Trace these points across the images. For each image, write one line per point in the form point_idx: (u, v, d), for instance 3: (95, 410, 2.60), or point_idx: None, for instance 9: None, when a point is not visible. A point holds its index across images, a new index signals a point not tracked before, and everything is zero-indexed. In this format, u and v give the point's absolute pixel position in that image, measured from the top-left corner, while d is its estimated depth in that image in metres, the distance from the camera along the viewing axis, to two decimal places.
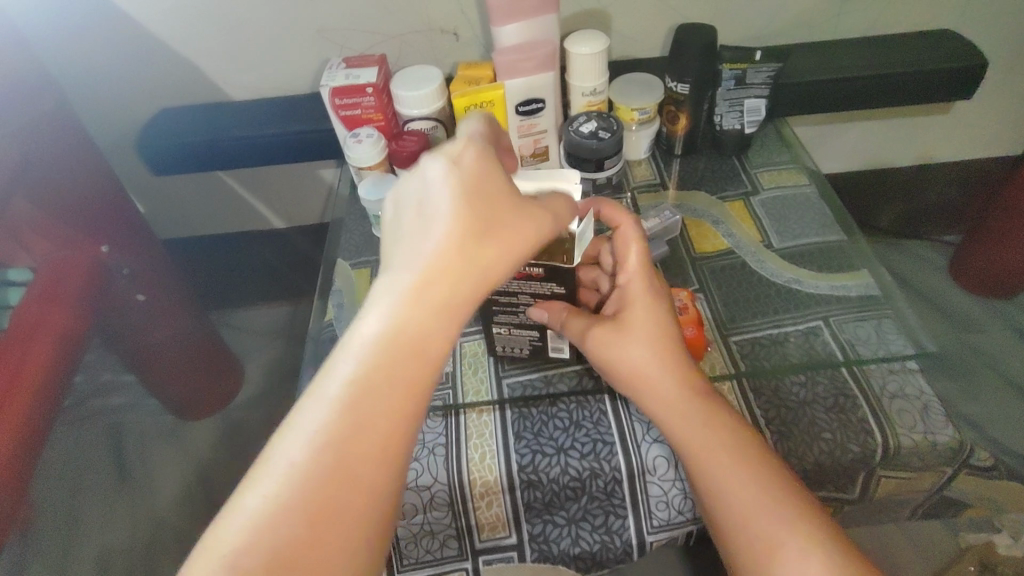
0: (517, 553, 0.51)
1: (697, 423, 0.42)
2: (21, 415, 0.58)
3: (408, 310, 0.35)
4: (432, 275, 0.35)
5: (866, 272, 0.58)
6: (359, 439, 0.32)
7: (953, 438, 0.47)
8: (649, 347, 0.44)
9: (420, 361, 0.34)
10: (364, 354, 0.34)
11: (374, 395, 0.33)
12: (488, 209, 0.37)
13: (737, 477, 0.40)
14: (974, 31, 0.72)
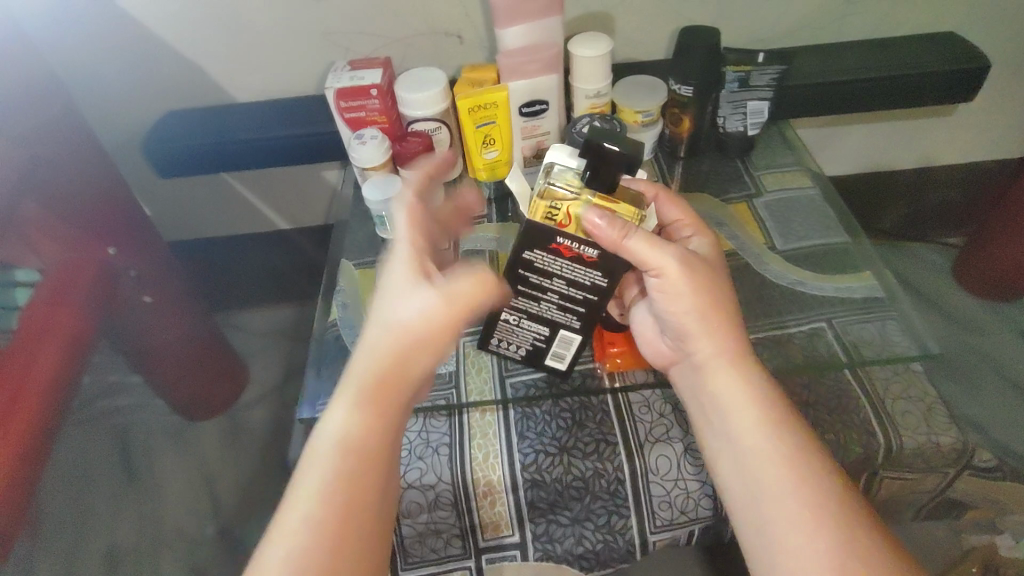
0: (520, 552, 0.50)
1: (740, 398, 0.42)
2: (32, 414, 0.59)
3: (357, 411, 0.40)
4: (374, 380, 0.41)
5: (871, 275, 0.58)
6: (339, 526, 0.38)
7: (957, 439, 0.48)
8: (705, 274, 0.43)
9: (371, 455, 0.40)
10: (326, 455, 0.39)
11: (345, 487, 0.39)
12: (409, 296, 0.41)
13: (769, 462, 0.39)
14: (978, 33, 0.73)
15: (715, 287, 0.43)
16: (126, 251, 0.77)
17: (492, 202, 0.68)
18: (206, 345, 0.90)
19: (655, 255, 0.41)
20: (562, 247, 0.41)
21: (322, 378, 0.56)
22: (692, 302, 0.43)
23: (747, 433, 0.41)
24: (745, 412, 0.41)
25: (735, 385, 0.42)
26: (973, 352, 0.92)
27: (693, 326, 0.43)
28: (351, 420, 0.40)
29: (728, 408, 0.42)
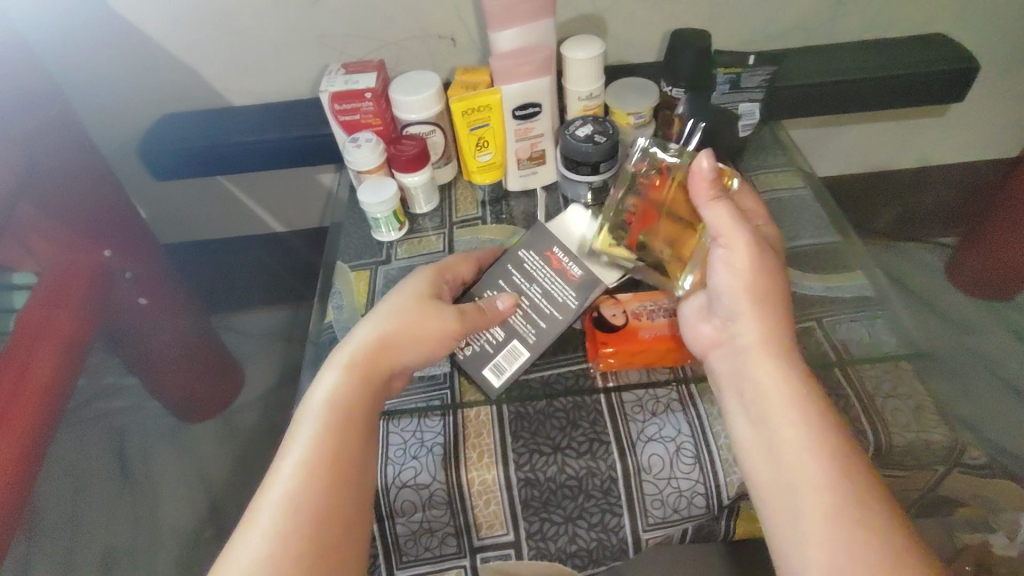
0: (514, 550, 0.51)
1: (777, 386, 0.42)
2: (31, 417, 0.59)
3: (350, 377, 0.45)
4: (371, 354, 0.47)
5: (862, 274, 0.58)
6: (317, 468, 0.41)
7: (947, 437, 0.48)
8: (766, 258, 0.45)
9: (355, 414, 0.44)
10: (320, 409, 0.44)
11: (332, 437, 0.43)
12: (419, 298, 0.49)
13: (803, 455, 0.39)
14: (967, 34, 0.73)
15: (773, 269, 0.45)
16: (123, 252, 0.77)
17: (486, 203, 0.69)
18: (202, 347, 0.90)
19: (727, 224, 0.45)
20: (553, 257, 0.53)
21: (316, 380, 0.56)
22: (752, 277, 0.44)
23: (783, 424, 0.41)
24: (783, 400, 0.41)
25: (773, 373, 0.42)
26: None
27: (743, 306, 0.44)
28: (344, 383, 0.45)
29: (765, 394, 0.42)
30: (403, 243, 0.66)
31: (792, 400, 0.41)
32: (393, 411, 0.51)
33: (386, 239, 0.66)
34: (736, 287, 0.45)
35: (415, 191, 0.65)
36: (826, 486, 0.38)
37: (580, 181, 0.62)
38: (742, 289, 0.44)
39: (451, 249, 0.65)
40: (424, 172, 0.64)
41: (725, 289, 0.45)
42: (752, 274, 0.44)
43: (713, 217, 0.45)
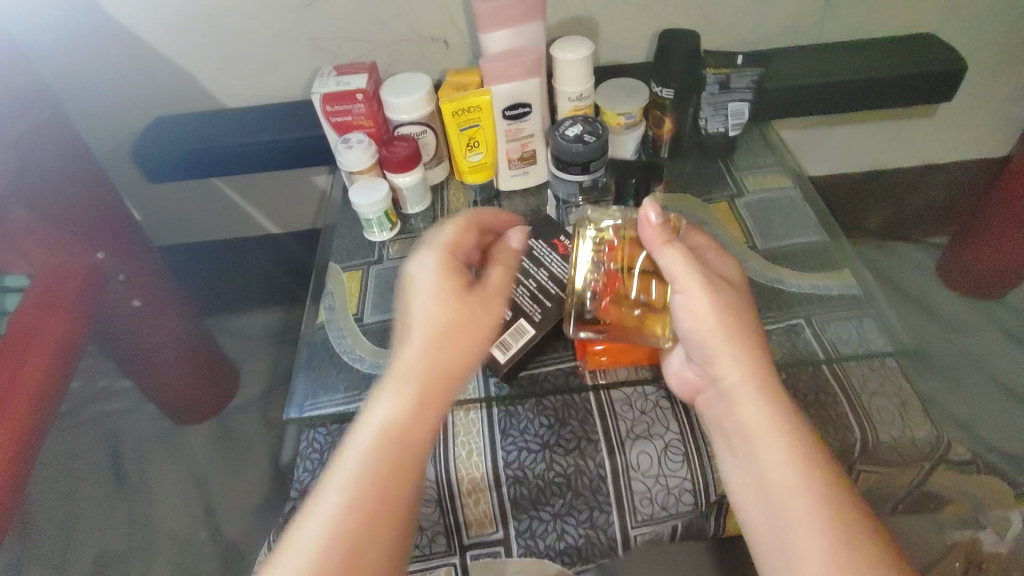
0: (503, 547, 0.50)
1: (766, 428, 0.41)
2: (22, 419, 0.59)
3: (399, 400, 0.41)
4: (427, 372, 0.42)
5: (849, 273, 0.59)
6: (374, 512, 0.38)
7: (931, 433, 0.49)
8: (729, 296, 0.44)
9: (416, 448, 0.40)
10: (371, 445, 0.39)
11: (387, 476, 0.39)
12: (462, 300, 0.45)
13: (797, 504, 0.38)
14: (954, 36, 0.74)
15: (742, 311, 0.44)
16: (116, 254, 0.77)
17: (478, 203, 0.69)
18: (199, 348, 0.90)
19: (683, 268, 0.44)
20: (558, 247, 0.53)
21: (307, 379, 0.56)
22: (722, 322, 0.43)
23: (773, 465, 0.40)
24: (773, 444, 0.40)
25: (761, 414, 0.41)
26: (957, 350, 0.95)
27: (719, 347, 0.43)
28: (398, 409, 0.40)
29: (753, 436, 0.41)
30: (395, 243, 0.66)
31: (786, 446, 0.40)
32: None
33: (378, 240, 0.66)
34: (703, 331, 0.44)
35: (406, 192, 0.65)
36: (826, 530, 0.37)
37: (569, 180, 0.62)
38: (715, 332, 0.43)
39: None
40: (416, 173, 0.64)
41: (693, 334, 0.44)
42: (726, 316, 0.43)
43: (667, 261, 0.44)
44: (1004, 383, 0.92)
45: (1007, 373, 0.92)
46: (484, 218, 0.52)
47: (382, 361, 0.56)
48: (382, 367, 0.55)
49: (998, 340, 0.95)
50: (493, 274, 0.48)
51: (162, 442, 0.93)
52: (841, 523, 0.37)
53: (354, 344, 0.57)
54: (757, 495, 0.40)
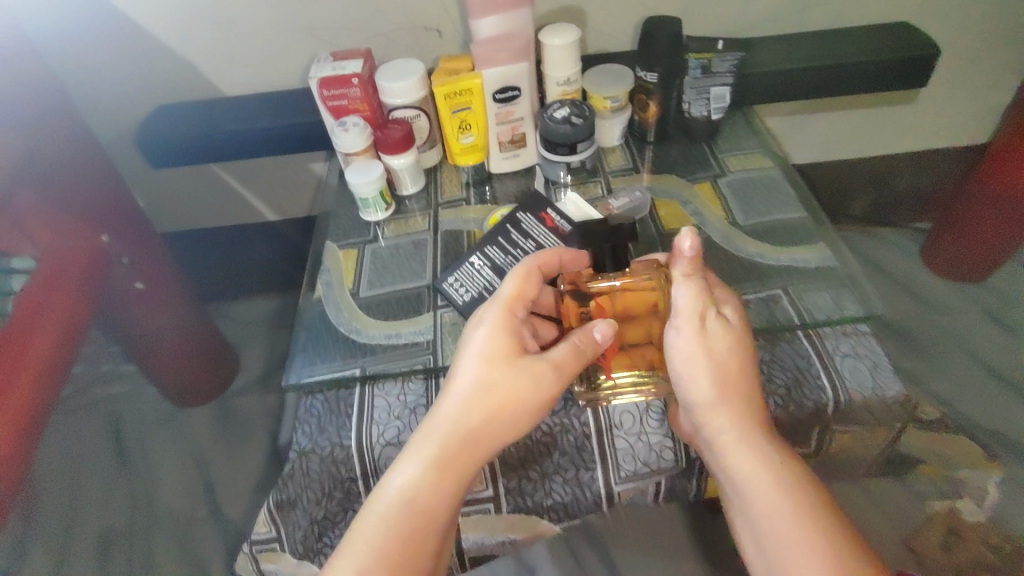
0: (493, 505, 0.53)
1: (761, 478, 0.44)
2: (30, 392, 0.61)
3: (424, 473, 0.43)
4: (456, 446, 0.44)
5: (825, 246, 0.61)
6: None
7: (901, 392, 0.51)
8: (725, 342, 0.46)
9: (431, 516, 0.43)
10: (389, 508, 0.43)
11: (403, 540, 0.42)
12: (509, 367, 0.44)
13: (795, 554, 0.41)
14: (931, 24, 0.77)
15: (740, 361, 0.46)
16: (121, 238, 0.79)
17: (470, 184, 0.71)
18: (201, 334, 0.93)
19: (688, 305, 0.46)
20: (544, 218, 0.59)
21: (305, 349, 0.58)
22: (718, 371, 0.46)
23: (768, 515, 0.43)
24: (768, 494, 0.43)
25: (752, 462, 0.44)
26: (940, 332, 0.98)
27: (711, 396, 0.45)
28: (420, 480, 0.43)
29: (748, 486, 0.44)
30: (390, 223, 0.69)
31: (782, 497, 0.43)
32: (379, 373, 0.55)
33: (373, 219, 0.69)
34: (697, 378, 0.46)
35: (401, 173, 0.68)
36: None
37: (558, 161, 0.65)
38: (708, 380, 0.45)
39: (436, 227, 0.67)
40: (410, 154, 0.67)
41: (685, 379, 0.46)
42: (721, 366, 0.46)
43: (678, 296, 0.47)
44: (985, 363, 0.95)
45: (987, 354, 0.96)
46: (541, 263, 0.50)
47: (377, 333, 0.58)
48: (377, 338, 0.57)
49: (976, 322, 0.99)
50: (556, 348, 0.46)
51: (167, 425, 0.96)
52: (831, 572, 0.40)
53: (350, 317, 0.60)
54: (755, 541, 0.43)
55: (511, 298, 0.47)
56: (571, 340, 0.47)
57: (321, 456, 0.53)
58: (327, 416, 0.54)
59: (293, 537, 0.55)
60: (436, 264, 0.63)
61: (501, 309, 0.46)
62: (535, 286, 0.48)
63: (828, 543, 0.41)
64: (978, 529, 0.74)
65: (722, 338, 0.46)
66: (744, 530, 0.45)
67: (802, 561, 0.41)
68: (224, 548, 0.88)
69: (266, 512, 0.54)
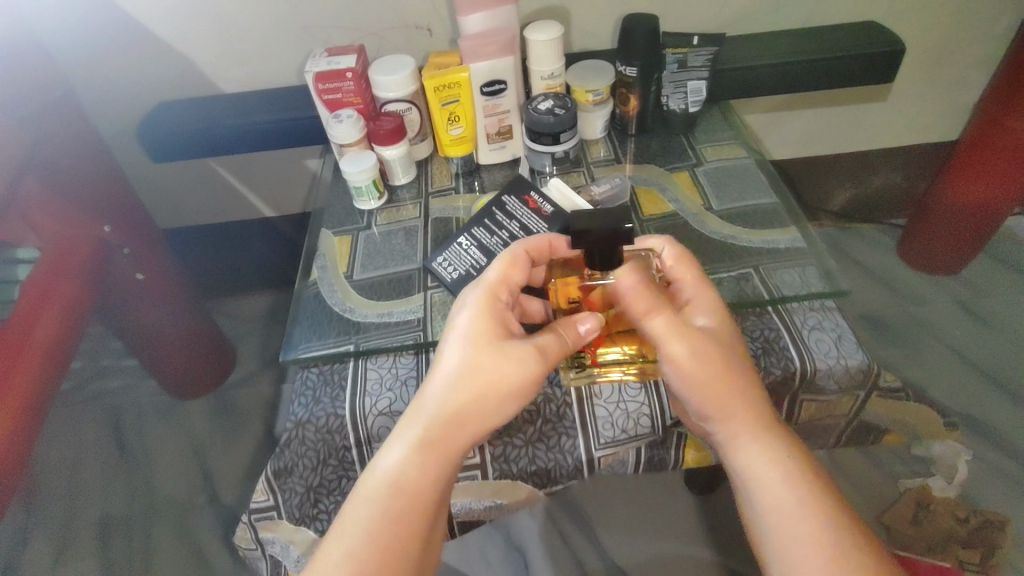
0: (480, 471, 0.57)
1: (770, 473, 0.46)
2: (34, 372, 0.63)
3: (409, 453, 0.44)
4: (440, 430, 0.45)
5: (795, 229, 0.64)
6: (378, 560, 0.42)
7: (862, 360, 0.56)
8: (715, 359, 0.48)
9: (419, 498, 0.44)
10: (377, 490, 0.44)
11: (392, 524, 0.43)
12: (488, 350, 0.46)
13: (799, 543, 0.44)
14: (898, 23, 0.80)
15: (733, 370, 0.48)
16: (122, 228, 0.80)
17: (459, 175, 0.74)
18: (199, 328, 0.94)
19: (669, 331, 0.47)
20: (528, 201, 0.62)
21: (301, 327, 0.61)
22: (713, 380, 0.47)
23: (776, 507, 0.45)
24: (775, 489, 0.45)
25: (763, 459, 0.46)
26: (915, 321, 1.02)
27: (714, 405, 0.48)
28: (405, 460, 0.44)
29: (756, 481, 0.46)
30: (382, 212, 0.72)
31: (790, 490, 0.45)
32: (372, 349, 0.58)
33: (366, 208, 0.72)
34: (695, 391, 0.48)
35: (393, 164, 0.71)
36: (827, 562, 0.43)
37: (542, 151, 0.68)
38: (705, 389, 0.48)
39: (427, 215, 0.70)
40: (401, 146, 0.70)
41: (683, 388, 0.49)
42: (710, 384, 0.47)
43: (653, 326, 0.47)
44: (959, 351, 0.98)
45: (961, 342, 0.99)
46: (529, 247, 0.53)
47: (370, 312, 0.61)
48: (370, 317, 0.61)
49: (952, 312, 1.02)
50: (541, 335, 0.48)
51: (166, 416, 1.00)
52: (832, 560, 0.43)
53: (343, 297, 0.63)
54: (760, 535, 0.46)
55: (492, 282, 0.50)
56: (557, 329, 0.49)
57: (317, 425, 0.56)
58: (322, 389, 0.58)
59: (290, 504, 0.58)
60: (426, 247, 0.66)
61: (483, 293, 0.49)
62: (521, 273, 0.51)
63: (829, 530, 0.44)
64: (947, 503, 0.80)
65: (709, 355, 0.47)
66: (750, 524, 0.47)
67: (808, 554, 0.43)
68: (220, 534, 0.90)
69: (265, 479, 0.57)
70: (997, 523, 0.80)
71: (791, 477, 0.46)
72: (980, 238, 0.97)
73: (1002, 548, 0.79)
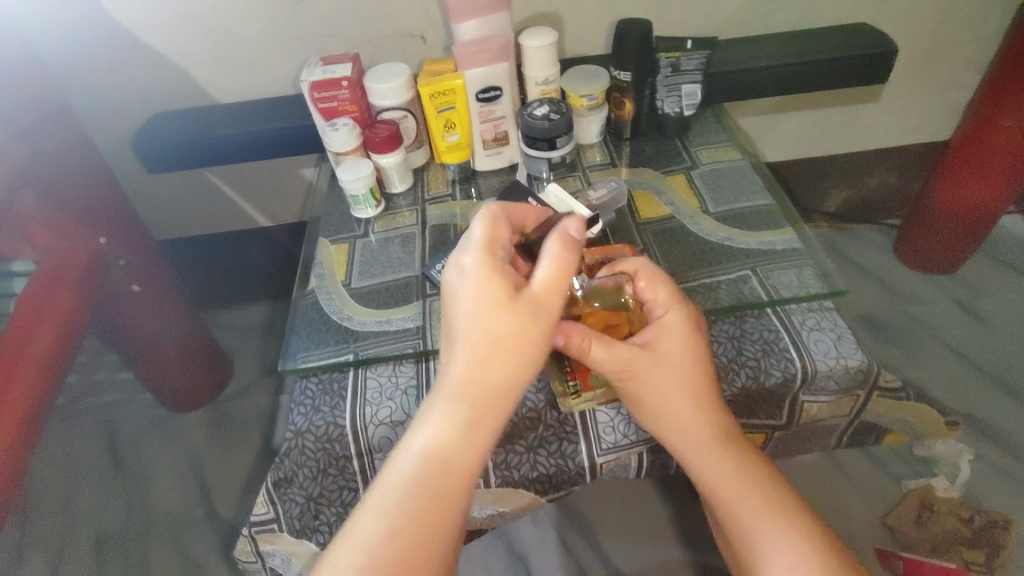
0: (483, 480, 0.57)
1: (733, 479, 0.48)
2: (28, 385, 0.62)
3: (447, 428, 0.42)
4: (471, 400, 0.43)
5: (791, 229, 0.65)
6: (423, 542, 0.40)
7: (863, 361, 0.57)
8: (670, 371, 0.50)
9: (463, 477, 0.42)
10: (412, 469, 0.42)
11: (436, 502, 0.41)
12: (497, 301, 0.43)
13: (772, 542, 0.46)
14: (889, 24, 0.81)
15: (693, 383, 0.50)
16: (117, 240, 0.79)
17: (456, 181, 0.75)
18: (195, 339, 0.94)
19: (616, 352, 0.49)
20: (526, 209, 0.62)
21: (300, 338, 0.60)
22: (669, 395, 0.50)
23: (749, 512, 0.47)
24: (741, 494, 0.48)
25: (729, 469, 0.49)
26: (912, 321, 1.02)
27: (674, 413, 0.50)
28: (440, 436, 0.42)
29: (715, 487, 0.49)
30: (380, 219, 0.71)
31: (758, 496, 0.48)
32: (372, 357, 0.58)
33: (363, 216, 0.71)
34: (657, 398, 0.50)
35: (389, 171, 0.71)
36: (802, 562, 0.44)
37: (539, 156, 0.68)
38: (667, 400, 0.50)
39: (423, 222, 0.70)
40: (397, 153, 0.70)
41: (640, 398, 0.50)
42: (665, 393, 0.50)
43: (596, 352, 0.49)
44: (959, 350, 0.98)
45: (962, 342, 0.99)
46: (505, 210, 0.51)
47: (368, 320, 0.61)
48: (368, 325, 0.60)
49: (951, 311, 1.02)
50: (545, 266, 0.45)
51: (162, 429, 1.00)
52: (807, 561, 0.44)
53: (341, 306, 0.62)
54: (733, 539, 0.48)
55: (478, 238, 0.47)
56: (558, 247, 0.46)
57: (316, 434, 0.56)
58: (321, 397, 0.58)
59: (291, 515, 0.57)
60: (424, 254, 0.66)
61: (473, 250, 0.46)
62: (505, 229, 0.49)
63: (802, 531, 0.46)
64: (951, 503, 0.80)
65: (661, 375, 0.50)
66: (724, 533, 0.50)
67: (780, 553, 0.45)
68: (217, 547, 0.89)
69: (265, 491, 0.56)
70: (1002, 522, 0.79)
71: (755, 482, 0.48)
72: (977, 239, 0.98)
73: (1007, 548, 0.78)
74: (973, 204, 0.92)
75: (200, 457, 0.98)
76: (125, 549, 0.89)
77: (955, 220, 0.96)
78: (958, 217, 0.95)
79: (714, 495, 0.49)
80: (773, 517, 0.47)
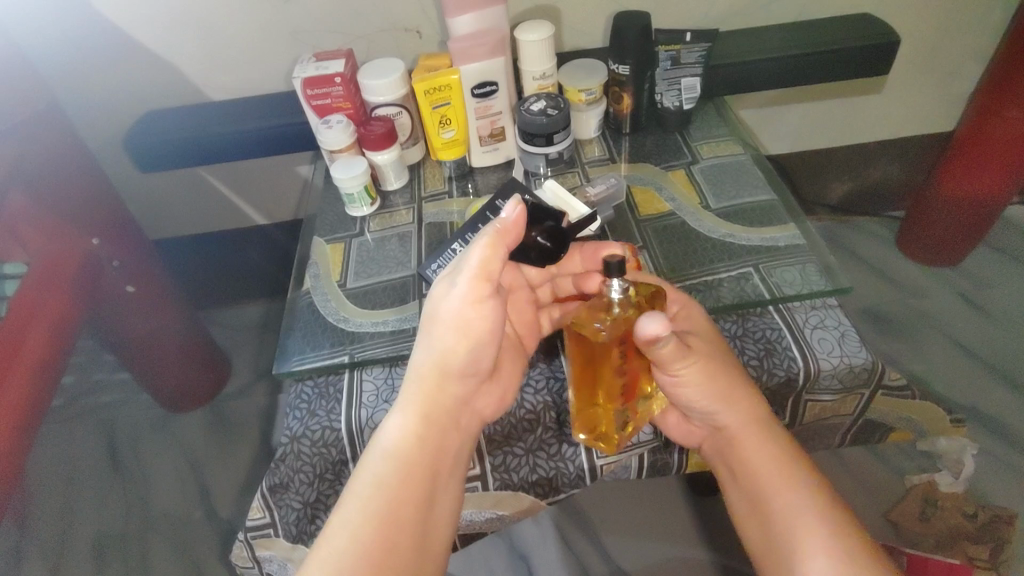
0: (481, 482, 0.57)
1: (772, 464, 0.47)
2: (24, 387, 0.61)
3: (405, 421, 0.45)
4: (424, 393, 0.46)
5: (793, 225, 0.63)
6: (384, 523, 0.42)
7: (868, 360, 0.56)
8: (711, 363, 0.49)
9: (419, 459, 0.44)
10: (384, 457, 0.44)
11: (395, 494, 0.43)
12: (445, 297, 0.46)
13: (804, 526, 0.44)
14: (892, 13, 0.79)
15: (731, 375, 0.50)
16: (111, 240, 0.78)
17: (453, 178, 0.73)
18: (192, 339, 0.93)
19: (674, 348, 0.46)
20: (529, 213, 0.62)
21: (295, 341, 0.59)
22: (713, 387, 0.49)
23: (784, 497, 0.46)
24: (782, 480, 0.47)
25: (769, 455, 0.48)
26: (915, 313, 1.01)
27: (715, 402, 0.49)
28: (403, 427, 0.45)
29: (760, 472, 0.47)
30: (375, 217, 0.70)
31: (795, 482, 0.46)
32: (368, 359, 0.57)
33: (359, 215, 0.70)
34: (697, 387, 0.49)
35: (385, 169, 0.70)
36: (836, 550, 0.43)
37: (535, 152, 0.67)
38: (708, 389, 0.49)
39: (420, 220, 0.69)
40: (393, 151, 0.69)
41: (686, 394, 0.49)
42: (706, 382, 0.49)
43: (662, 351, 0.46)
44: (963, 344, 0.97)
45: (966, 335, 0.98)
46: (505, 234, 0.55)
47: (364, 321, 0.60)
48: (364, 326, 0.59)
49: (955, 303, 1.01)
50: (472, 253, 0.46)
51: (161, 428, 0.99)
52: (847, 548, 0.43)
53: (337, 307, 0.61)
54: (769, 528, 0.46)
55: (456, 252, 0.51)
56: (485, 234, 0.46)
57: (312, 439, 0.55)
58: (317, 402, 0.57)
59: (287, 521, 0.56)
60: (420, 254, 0.65)
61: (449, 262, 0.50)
62: None
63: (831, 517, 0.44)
64: (955, 499, 0.80)
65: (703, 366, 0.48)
66: (752, 524, 0.48)
67: (813, 536, 0.44)
68: (217, 548, 0.89)
69: (260, 496, 0.56)
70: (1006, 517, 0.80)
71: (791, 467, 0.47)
72: (982, 231, 0.97)
73: (1011, 543, 0.78)
74: (979, 196, 0.91)
75: (199, 457, 0.97)
76: (125, 551, 0.89)
77: (960, 211, 0.94)
78: (962, 208, 0.94)
79: (754, 482, 0.48)
80: (808, 502, 0.45)
